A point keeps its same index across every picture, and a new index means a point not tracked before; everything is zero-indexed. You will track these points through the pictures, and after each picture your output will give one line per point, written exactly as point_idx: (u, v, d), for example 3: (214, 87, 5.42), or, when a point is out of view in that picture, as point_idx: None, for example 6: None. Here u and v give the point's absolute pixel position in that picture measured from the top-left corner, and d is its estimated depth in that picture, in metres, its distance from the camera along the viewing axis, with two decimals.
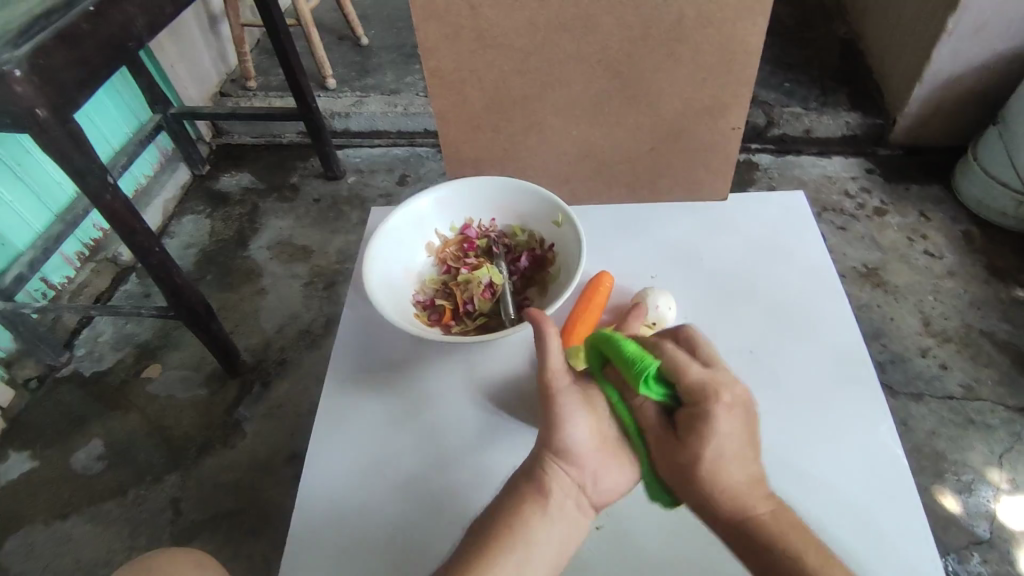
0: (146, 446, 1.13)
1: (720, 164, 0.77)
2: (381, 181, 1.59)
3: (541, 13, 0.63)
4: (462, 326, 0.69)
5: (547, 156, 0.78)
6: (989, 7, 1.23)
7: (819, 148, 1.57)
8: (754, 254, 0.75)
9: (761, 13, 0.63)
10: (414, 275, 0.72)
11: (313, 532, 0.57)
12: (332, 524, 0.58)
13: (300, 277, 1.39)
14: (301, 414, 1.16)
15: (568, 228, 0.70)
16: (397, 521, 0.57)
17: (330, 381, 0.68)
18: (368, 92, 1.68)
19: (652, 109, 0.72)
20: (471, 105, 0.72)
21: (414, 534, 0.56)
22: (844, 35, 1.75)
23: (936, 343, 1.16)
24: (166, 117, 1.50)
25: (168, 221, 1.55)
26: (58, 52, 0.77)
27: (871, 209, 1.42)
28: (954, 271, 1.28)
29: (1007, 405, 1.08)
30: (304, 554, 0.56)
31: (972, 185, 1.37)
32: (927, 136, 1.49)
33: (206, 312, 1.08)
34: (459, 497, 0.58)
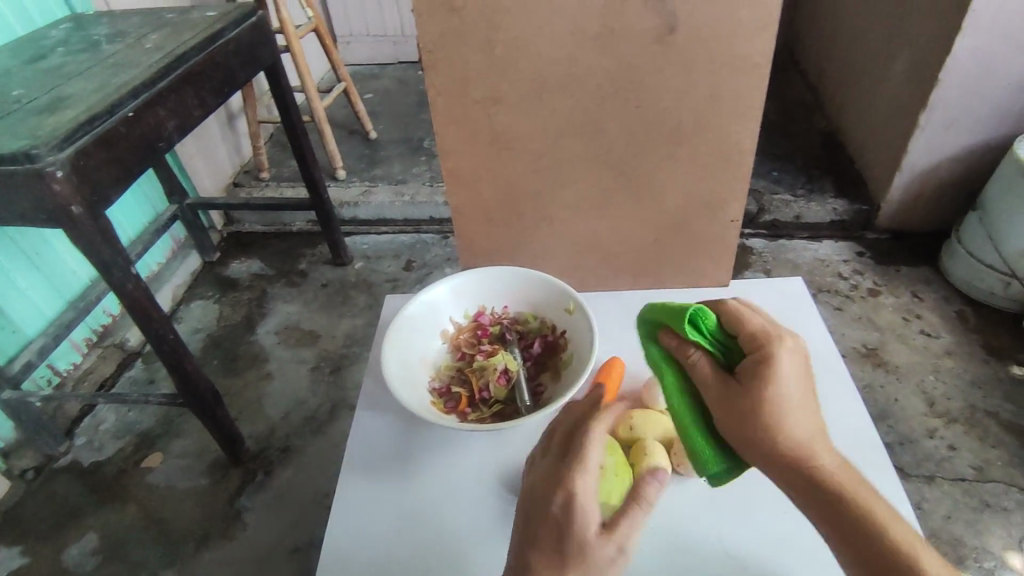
0: (142, 540, 1.10)
1: (721, 253, 0.81)
2: (388, 267, 1.64)
3: (552, 120, 0.69)
4: (478, 413, 0.70)
5: (556, 247, 0.81)
6: (956, 105, 1.33)
7: (809, 233, 1.64)
8: None
9: (753, 120, 0.68)
10: (430, 362, 0.74)
11: None
12: None
13: (306, 361, 1.40)
14: (304, 505, 1.13)
15: (579, 315, 0.72)
16: None
17: (354, 443, 0.70)
18: (377, 183, 1.76)
19: (655, 203, 0.76)
20: (485, 200, 0.77)
21: None
22: (824, 128, 1.87)
23: (942, 424, 1.17)
24: (181, 208, 1.56)
25: (177, 306, 1.58)
26: (96, 153, 0.83)
27: (864, 290, 1.46)
28: (952, 350, 1.31)
29: (1021, 486, 1.07)
30: None
31: (960, 268, 1.42)
32: (912, 221, 1.56)
33: (214, 398, 1.08)
34: (478, 561, 0.59)
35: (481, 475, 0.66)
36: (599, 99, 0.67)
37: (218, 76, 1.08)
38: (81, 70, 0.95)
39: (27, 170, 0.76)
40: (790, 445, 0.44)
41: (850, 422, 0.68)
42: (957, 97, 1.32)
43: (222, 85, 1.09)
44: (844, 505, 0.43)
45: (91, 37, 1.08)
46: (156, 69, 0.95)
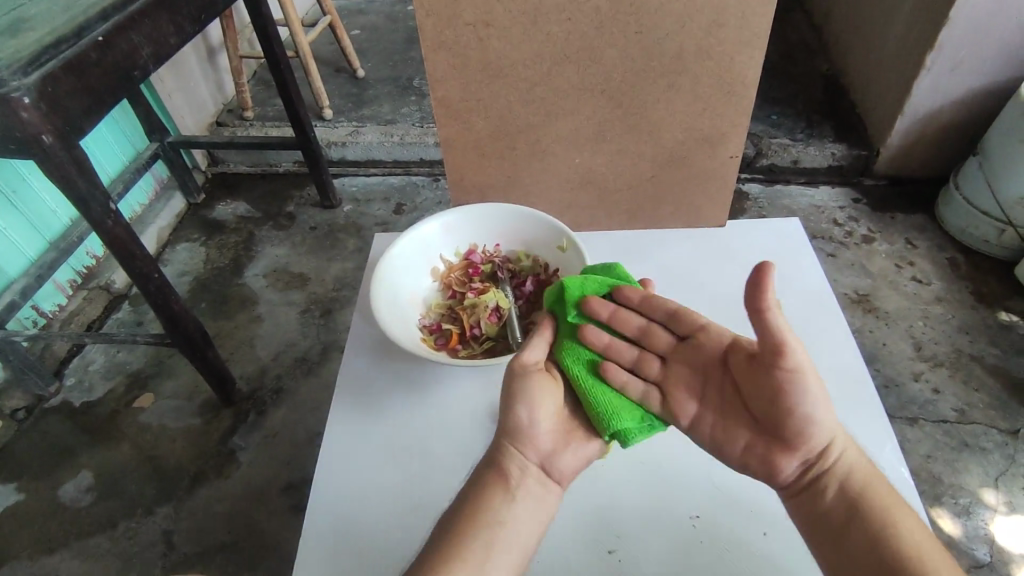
0: (137, 477, 1.11)
1: (718, 192, 0.80)
2: (377, 210, 1.61)
3: (548, 46, 0.65)
4: (468, 350, 0.69)
5: (550, 184, 0.79)
6: (965, 44, 1.28)
7: (806, 178, 1.61)
8: (754, 277, 0.77)
9: (758, 48, 0.65)
10: (421, 299, 0.73)
11: (327, 532, 0.58)
12: (346, 524, 0.59)
13: (296, 304, 1.39)
14: (297, 444, 1.14)
15: (572, 253, 0.71)
16: (409, 523, 0.58)
17: (341, 388, 0.69)
18: (365, 123, 1.70)
19: (653, 138, 0.74)
20: (477, 133, 0.74)
21: (426, 537, 0.57)
22: (826, 70, 1.81)
23: (928, 368, 1.18)
24: (162, 146, 1.50)
25: (162, 248, 1.54)
26: (67, 80, 0.79)
27: (859, 237, 1.45)
28: (942, 297, 1.31)
29: (1001, 428, 1.09)
30: (319, 553, 0.57)
31: (955, 214, 1.41)
32: (910, 167, 1.54)
33: (202, 339, 1.07)
34: None
35: (470, 411, 0.66)
36: (597, 23, 0.64)
37: (194, 1, 1.02)
38: None
39: None
40: (804, 443, 0.51)
41: (842, 361, 0.68)
42: (967, 35, 1.27)
43: (199, 12, 1.03)
44: (859, 495, 0.50)
45: None
46: None
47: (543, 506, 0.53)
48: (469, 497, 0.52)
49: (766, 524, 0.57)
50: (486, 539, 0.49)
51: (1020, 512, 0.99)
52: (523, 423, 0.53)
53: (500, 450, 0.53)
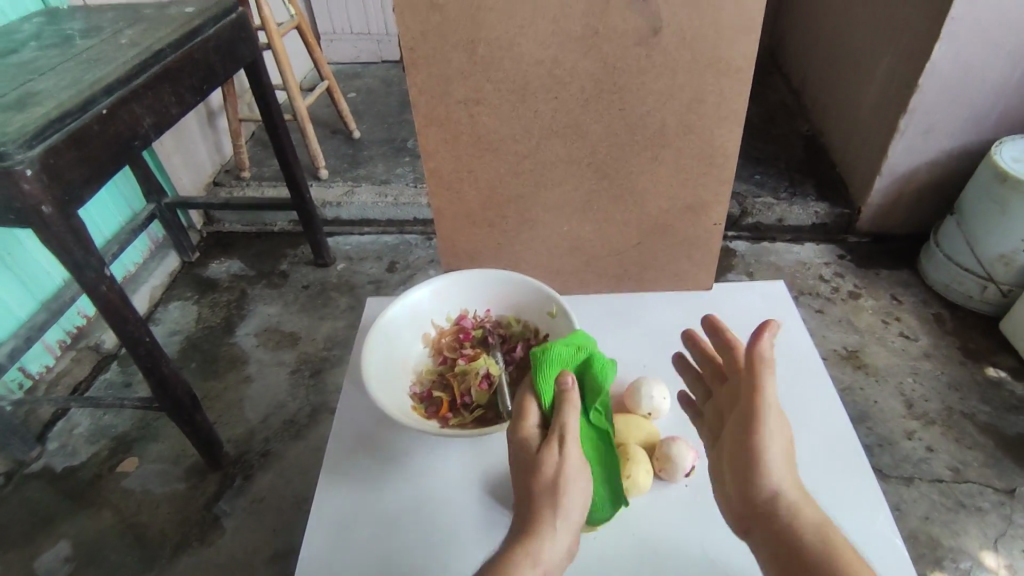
0: (117, 546, 1.07)
1: (703, 258, 0.82)
2: (370, 268, 1.62)
3: (535, 122, 0.68)
4: (459, 418, 0.68)
5: (539, 250, 0.81)
6: (936, 110, 1.35)
7: (791, 235, 1.65)
8: (741, 341, 0.78)
9: (737, 123, 0.68)
10: (411, 365, 0.73)
11: None
12: None
13: (287, 364, 1.38)
14: (284, 509, 1.12)
15: (561, 319, 0.72)
16: None
17: (331, 455, 0.68)
18: (360, 183, 1.74)
19: (638, 206, 0.76)
20: (467, 202, 0.76)
21: None
22: (806, 131, 1.88)
23: (920, 426, 1.18)
24: (159, 206, 1.53)
25: (154, 307, 1.54)
26: (68, 152, 0.81)
27: (845, 293, 1.48)
28: (930, 353, 1.32)
29: (996, 487, 1.08)
30: None
31: (937, 270, 1.44)
32: (890, 225, 1.58)
33: (191, 402, 1.06)
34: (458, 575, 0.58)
35: (461, 480, 0.65)
36: (582, 100, 0.67)
37: (196, 74, 1.06)
38: (55, 65, 0.93)
39: None
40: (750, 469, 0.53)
41: (833, 426, 0.68)
42: (936, 102, 1.33)
43: (201, 82, 1.07)
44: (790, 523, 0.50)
45: (65, 32, 1.05)
46: (131, 65, 0.93)
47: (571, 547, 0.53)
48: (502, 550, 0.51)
49: None
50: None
51: None
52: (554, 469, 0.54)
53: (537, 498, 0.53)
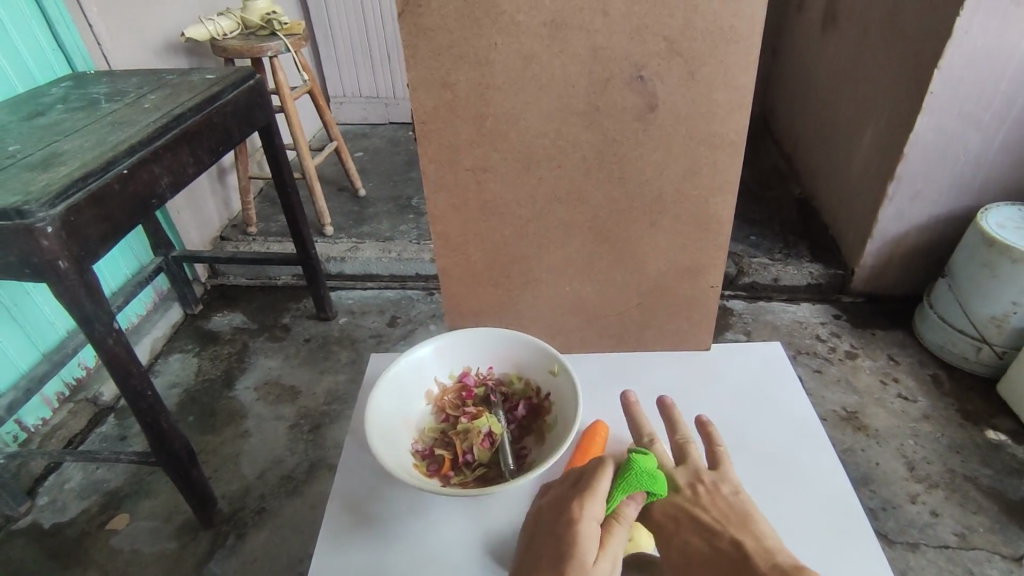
0: None
1: (701, 318, 0.84)
2: (372, 322, 1.64)
3: (539, 188, 0.72)
4: (461, 477, 0.69)
5: (541, 309, 0.83)
6: (921, 178, 1.40)
7: (787, 295, 1.68)
8: (740, 401, 0.79)
9: (730, 192, 0.72)
10: (414, 422, 0.74)
11: None
12: None
13: (285, 418, 1.37)
14: (276, 570, 1.09)
15: (563, 377, 0.73)
16: None
17: (331, 512, 0.68)
18: (364, 239, 1.78)
19: (638, 269, 0.79)
20: (472, 262, 0.79)
21: None
22: (798, 194, 1.94)
23: (923, 489, 1.17)
24: (166, 260, 1.56)
25: (154, 359, 1.55)
26: (88, 210, 0.84)
27: (842, 353, 1.49)
28: (929, 414, 1.33)
29: (1004, 554, 1.06)
30: None
31: (932, 332, 1.46)
32: (884, 286, 1.61)
33: (188, 457, 1.05)
34: None
35: (463, 539, 0.65)
36: (584, 169, 0.70)
37: (213, 136, 1.11)
38: (80, 128, 0.97)
39: (17, 226, 0.76)
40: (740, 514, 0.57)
41: (835, 489, 0.68)
42: (921, 170, 1.39)
43: (217, 144, 1.12)
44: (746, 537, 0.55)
45: (90, 96, 1.10)
46: (153, 129, 0.97)
47: None
48: None
49: None
50: None
51: None
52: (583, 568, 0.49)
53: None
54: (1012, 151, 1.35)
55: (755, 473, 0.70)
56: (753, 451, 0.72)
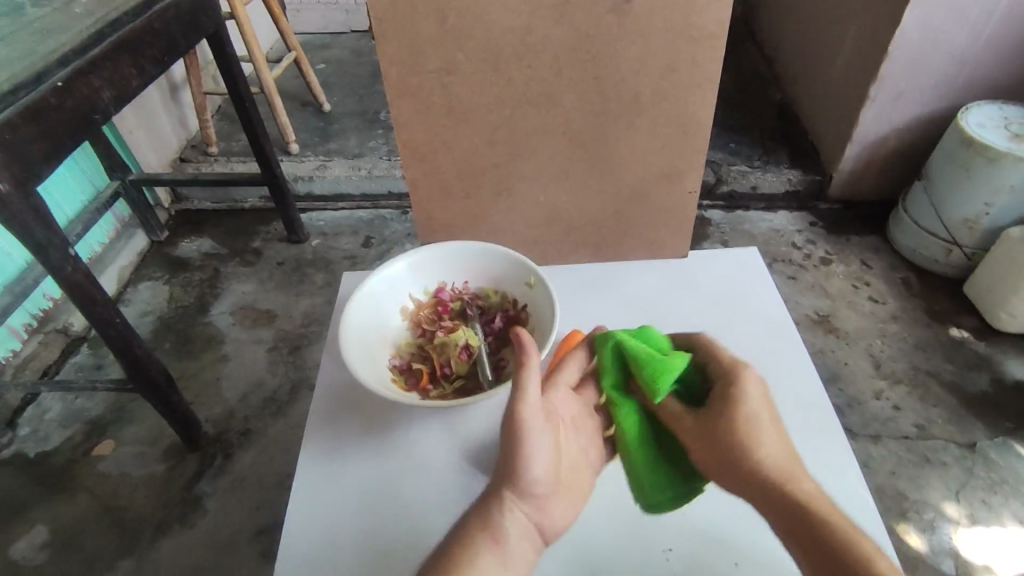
0: (97, 530, 1.07)
1: (679, 225, 0.82)
2: (346, 243, 1.60)
3: (509, 91, 0.67)
4: (439, 390, 0.69)
5: (515, 221, 0.81)
6: (905, 77, 1.36)
7: (765, 204, 1.67)
8: (716, 308, 0.79)
9: (710, 90, 0.68)
10: (390, 338, 0.73)
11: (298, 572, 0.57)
12: (317, 563, 0.58)
13: (264, 342, 1.36)
14: (266, 486, 1.12)
15: (540, 289, 0.72)
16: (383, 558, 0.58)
17: (312, 426, 0.69)
18: (332, 157, 1.70)
19: (615, 175, 0.76)
20: (443, 173, 0.75)
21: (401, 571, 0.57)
22: (779, 99, 1.89)
23: (888, 386, 1.22)
24: (123, 185, 1.49)
25: (123, 288, 1.51)
26: (24, 128, 0.77)
27: (817, 259, 1.51)
28: (897, 315, 1.36)
29: (959, 442, 1.13)
30: None
31: (905, 235, 1.48)
32: (861, 191, 1.61)
33: (167, 383, 1.04)
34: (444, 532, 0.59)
35: (444, 447, 0.66)
36: (556, 69, 0.66)
37: (156, 44, 1.02)
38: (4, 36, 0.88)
39: None
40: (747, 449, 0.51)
41: (805, 386, 0.70)
42: (906, 69, 1.35)
43: (162, 54, 1.03)
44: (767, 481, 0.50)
45: None
46: (86, 35, 0.88)
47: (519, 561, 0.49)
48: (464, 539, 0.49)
49: (737, 554, 0.58)
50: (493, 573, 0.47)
51: (982, 524, 1.02)
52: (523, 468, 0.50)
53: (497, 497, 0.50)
54: (997, 46, 1.31)
55: None
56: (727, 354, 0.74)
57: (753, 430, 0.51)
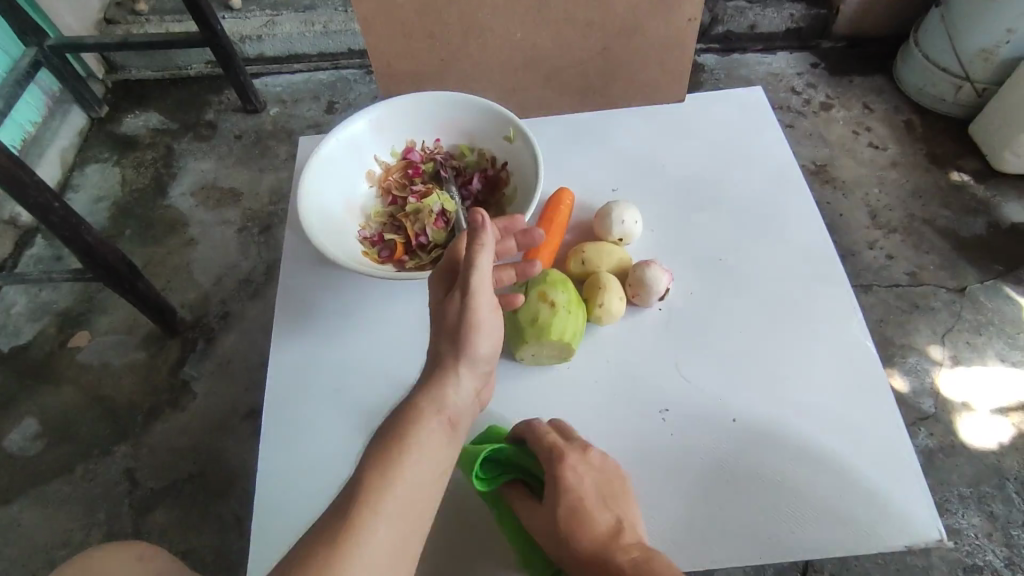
0: (88, 418, 1.06)
1: (675, 63, 0.72)
2: (307, 111, 1.46)
3: None
4: (416, 261, 0.63)
5: (489, 65, 0.70)
6: None
7: (764, 45, 1.52)
8: (717, 156, 0.72)
9: None
10: (357, 207, 0.66)
11: (284, 444, 0.56)
12: (303, 435, 0.57)
13: (231, 223, 1.28)
14: (253, 367, 1.10)
15: (520, 143, 0.64)
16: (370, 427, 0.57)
17: (285, 300, 0.65)
18: (280, 10, 1.50)
19: (601, 2, 0.65)
20: (399, 8, 0.64)
21: None
22: None
23: (883, 235, 1.19)
24: (42, 52, 1.31)
25: (69, 174, 1.39)
26: None
27: (817, 105, 1.41)
28: (897, 161, 1.30)
29: (950, 287, 1.12)
30: (278, 465, 0.55)
31: (913, 73, 1.37)
32: (869, 25, 1.46)
33: (129, 270, 0.98)
34: None
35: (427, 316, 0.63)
36: None
37: None
38: None
39: None
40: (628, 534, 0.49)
41: (810, 237, 0.65)
42: None
43: None
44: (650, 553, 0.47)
45: None
46: None
47: (446, 455, 0.47)
48: (407, 404, 0.48)
49: (737, 411, 0.56)
50: (433, 446, 0.46)
51: (965, 364, 1.04)
52: (475, 335, 0.49)
53: (445, 361, 0.49)
54: None
55: (730, 229, 0.66)
56: (727, 207, 0.68)
57: (631, 510, 0.50)
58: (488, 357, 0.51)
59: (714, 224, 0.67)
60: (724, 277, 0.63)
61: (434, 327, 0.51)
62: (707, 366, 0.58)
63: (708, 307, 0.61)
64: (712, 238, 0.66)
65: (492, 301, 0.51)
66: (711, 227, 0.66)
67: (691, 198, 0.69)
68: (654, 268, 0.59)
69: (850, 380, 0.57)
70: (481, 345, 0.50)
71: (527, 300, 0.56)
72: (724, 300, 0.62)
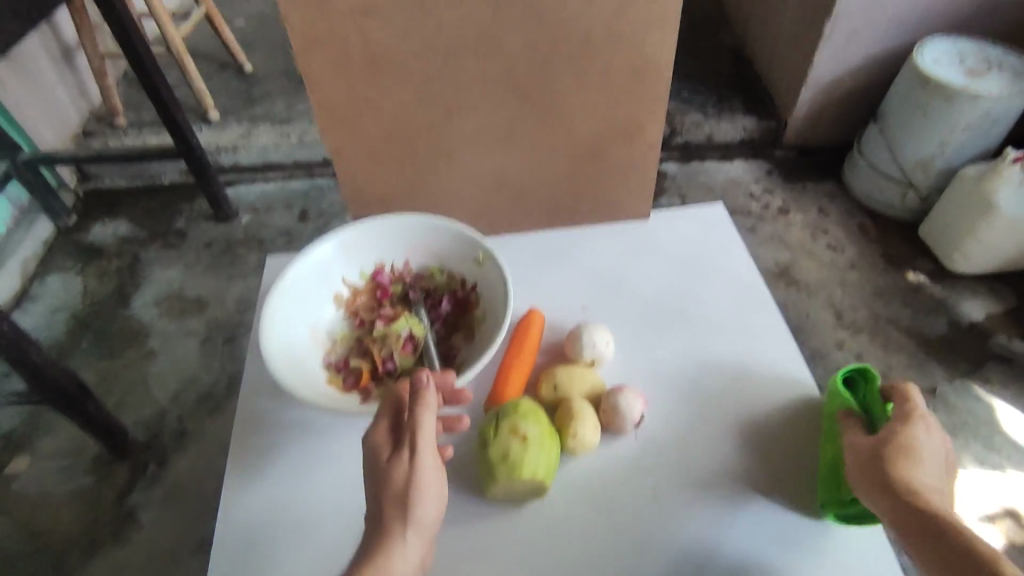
0: (18, 556, 0.96)
1: (639, 185, 0.75)
2: (280, 219, 1.47)
3: (439, 35, 0.57)
4: (382, 389, 0.60)
5: (459, 188, 0.72)
6: (860, 14, 1.30)
7: (721, 154, 1.61)
8: (684, 273, 0.73)
9: (670, 27, 0.60)
10: (323, 331, 0.64)
11: None
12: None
13: (195, 333, 1.24)
14: (207, 491, 1.02)
15: (490, 266, 0.64)
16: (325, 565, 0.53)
17: (240, 424, 0.62)
18: (257, 123, 1.54)
19: (567, 132, 0.68)
20: (370, 139, 0.65)
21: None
22: (732, 42, 1.80)
23: (850, 335, 1.21)
24: (14, 165, 1.31)
25: (28, 284, 1.35)
26: None
27: (775, 209, 1.47)
28: (856, 263, 1.34)
29: (921, 388, 1.13)
30: None
31: (861, 180, 1.45)
32: (817, 136, 1.56)
33: (80, 391, 0.92)
34: None
35: None
36: (493, 7, 0.56)
37: None
38: None
39: None
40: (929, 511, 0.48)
41: (778, 354, 0.65)
42: (861, 5, 1.29)
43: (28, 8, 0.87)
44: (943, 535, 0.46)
45: None
46: None
47: None
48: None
49: (721, 548, 0.53)
50: None
51: None
52: (418, 497, 0.46)
53: (386, 526, 0.45)
54: None
55: (702, 347, 0.66)
56: (698, 324, 0.68)
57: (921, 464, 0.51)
58: (431, 524, 0.47)
59: (686, 342, 0.66)
60: (700, 401, 0.62)
61: (371, 490, 0.47)
62: (687, 496, 0.55)
63: (686, 431, 0.60)
64: (684, 357, 0.65)
65: (433, 458, 0.48)
66: (683, 346, 0.66)
67: (661, 317, 0.69)
68: (628, 394, 0.58)
69: (817, 513, 0.55)
70: (424, 508, 0.47)
71: (496, 435, 0.53)
72: (700, 424, 0.60)
